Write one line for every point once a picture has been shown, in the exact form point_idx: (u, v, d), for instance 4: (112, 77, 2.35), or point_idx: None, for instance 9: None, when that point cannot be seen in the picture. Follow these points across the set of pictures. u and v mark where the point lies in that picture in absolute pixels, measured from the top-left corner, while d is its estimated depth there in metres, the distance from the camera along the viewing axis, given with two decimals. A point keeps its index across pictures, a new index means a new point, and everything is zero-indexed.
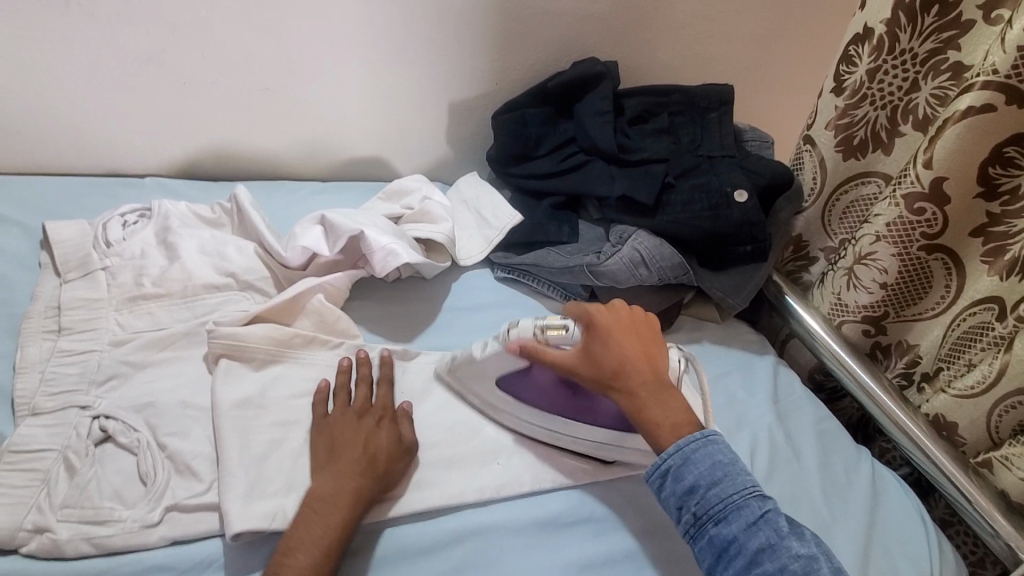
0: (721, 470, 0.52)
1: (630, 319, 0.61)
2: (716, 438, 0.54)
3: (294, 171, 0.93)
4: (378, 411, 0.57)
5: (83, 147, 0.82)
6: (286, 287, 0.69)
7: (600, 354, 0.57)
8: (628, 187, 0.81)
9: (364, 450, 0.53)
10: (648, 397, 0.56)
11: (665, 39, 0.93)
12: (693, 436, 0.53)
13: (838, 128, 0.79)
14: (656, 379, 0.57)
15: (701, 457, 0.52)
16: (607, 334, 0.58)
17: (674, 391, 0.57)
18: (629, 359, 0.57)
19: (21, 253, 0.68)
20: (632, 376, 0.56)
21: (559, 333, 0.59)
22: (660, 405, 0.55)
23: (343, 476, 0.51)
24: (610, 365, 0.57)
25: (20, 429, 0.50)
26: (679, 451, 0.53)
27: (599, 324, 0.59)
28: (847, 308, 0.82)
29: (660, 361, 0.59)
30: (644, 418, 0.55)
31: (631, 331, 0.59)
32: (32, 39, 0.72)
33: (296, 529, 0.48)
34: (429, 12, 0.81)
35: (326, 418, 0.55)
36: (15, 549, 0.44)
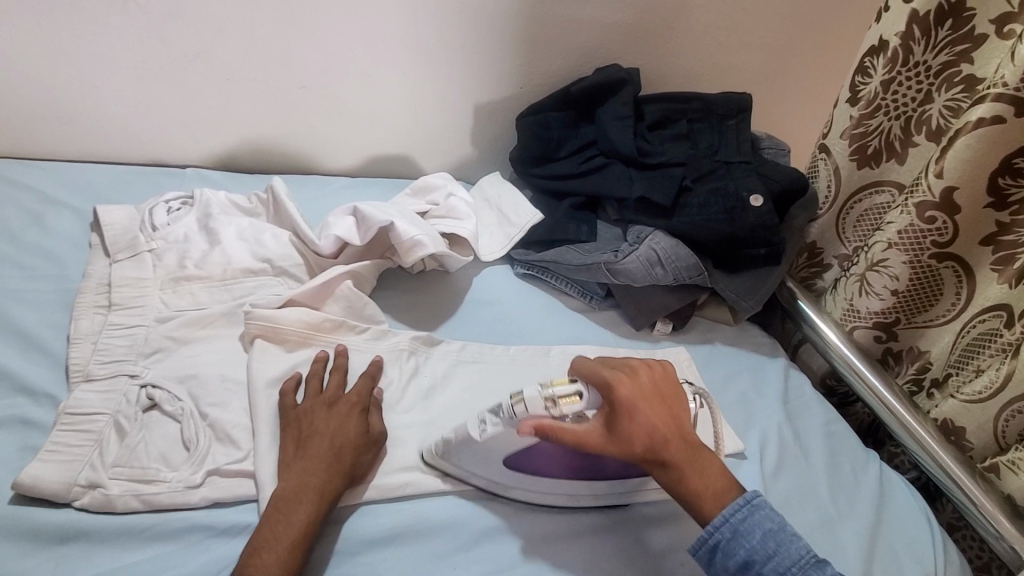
0: (773, 539, 0.52)
1: (649, 382, 0.57)
2: (759, 503, 0.54)
3: (325, 167, 0.97)
4: (349, 401, 0.57)
5: (130, 138, 0.86)
6: (318, 275, 0.73)
7: (629, 431, 0.54)
8: (646, 189, 0.84)
9: (329, 443, 0.53)
10: (686, 467, 0.54)
11: (686, 48, 0.96)
12: (735, 503, 0.53)
13: (853, 137, 0.82)
14: (687, 444, 0.55)
15: (750, 528, 0.52)
16: (632, 407, 0.54)
17: (707, 453, 0.56)
18: (660, 431, 0.54)
19: (72, 234, 0.72)
20: (668, 451, 0.54)
21: (574, 404, 0.54)
22: (699, 473, 0.54)
23: (309, 472, 0.51)
24: (642, 441, 0.53)
25: (75, 393, 0.53)
26: (725, 522, 0.53)
27: (621, 398, 0.54)
28: (858, 314, 0.83)
29: (685, 421, 0.57)
30: (685, 491, 0.54)
31: (654, 396, 0.56)
32: (89, 35, 0.76)
33: (263, 530, 0.48)
34: (459, 17, 0.85)
35: (294, 408, 0.56)
36: (69, 502, 0.48)
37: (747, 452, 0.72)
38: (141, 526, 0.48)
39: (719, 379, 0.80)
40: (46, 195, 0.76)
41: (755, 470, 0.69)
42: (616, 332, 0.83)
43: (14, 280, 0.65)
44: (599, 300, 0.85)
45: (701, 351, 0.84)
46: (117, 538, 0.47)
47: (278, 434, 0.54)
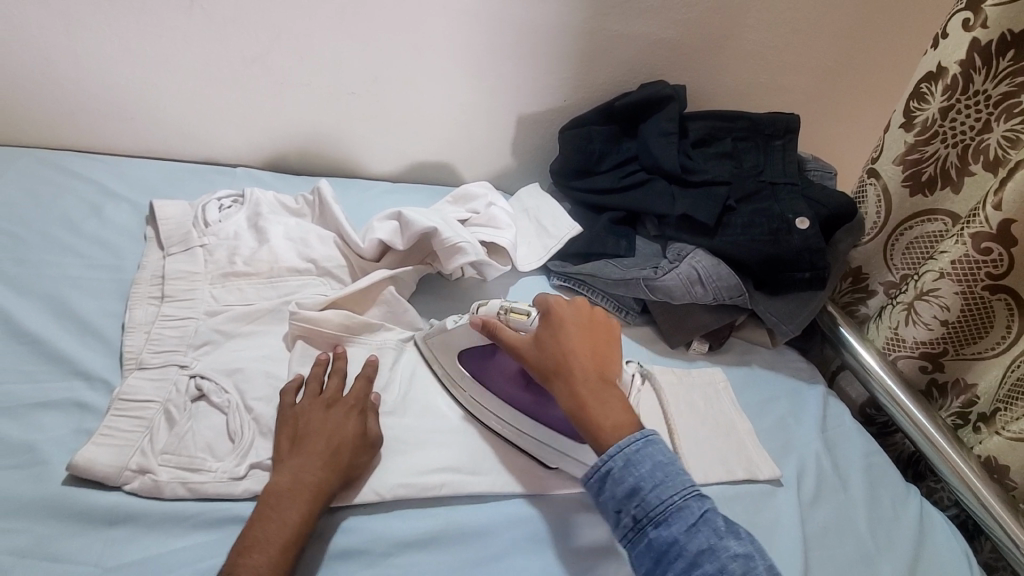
0: (662, 470, 0.50)
1: (586, 315, 0.61)
2: (655, 438, 0.52)
3: (368, 171, 0.99)
4: (345, 402, 0.57)
5: (186, 136, 0.89)
6: (359, 277, 0.74)
7: (549, 344, 0.58)
8: (689, 207, 0.83)
9: (326, 442, 0.53)
10: (588, 393, 0.55)
11: (733, 67, 0.95)
12: (632, 435, 0.52)
13: (906, 163, 0.80)
14: (601, 379, 0.56)
15: (642, 458, 0.51)
16: (561, 325, 0.59)
17: (617, 392, 0.56)
18: (576, 352, 0.57)
19: (129, 226, 0.74)
20: (577, 375, 0.56)
21: (521, 318, 0.61)
22: (601, 402, 0.54)
23: (303, 473, 0.50)
24: (557, 357, 0.57)
25: (129, 379, 0.55)
26: (619, 451, 0.51)
27: (556, 316, 0.60)
28: (903, 343, 0.81)
29: (608, 359, 0.59)
30: (583, 416, 0.54)
31: (586, 325, 0.60)
32: (156, 37, 0.80)
33: (250, 528, 0.47)
34: (508, 29, 0.86)
35: (292, 408, 0.55)
36: (120, 486, 0.49)
37: (782, 478, 0.70)
38: (187, 513, 0.49)
39: (755, 403, 0.79)
40: (104, 187, 0.79)
41: (792, 499, 0.68)
42: (650, 348, 0.83)
43: (73, 267, 0.67)
44: (634, 316, 0.84)
45: (736, 373, 0.82)
46: (163, 524, 0.48)
47: (274, 434, 0.54)
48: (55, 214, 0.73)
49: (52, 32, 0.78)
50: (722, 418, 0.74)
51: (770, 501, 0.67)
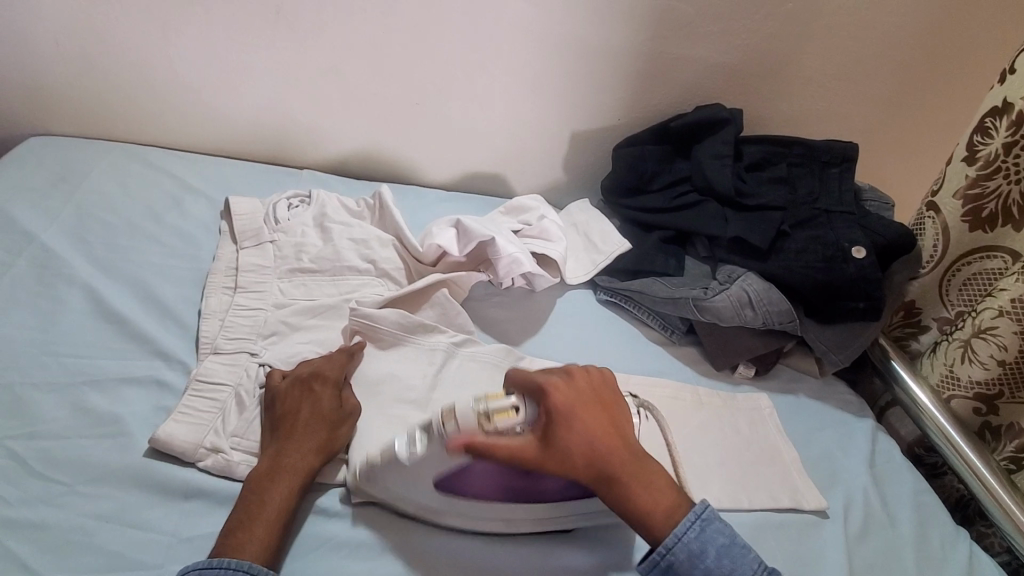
0: (727, 556, 0.51)
1: (587, 387, 0.57)
2: (712, 517, 0.53)
3: (425, 180, 1.03)
4: (319, 379, 0.58)
5: (260, 138, 0.95)
6: (415, 280, 0.77)
7: (567, 440, 0.52)
8: (742, 230, 0.84)
9: (302, 425, 0.54)
10: (632, 480, 0.53)
11: (791, 93, 0.95)
12: (686, 518, 0.52)
13: (966, 198, 0.79)
14: (633, 456, 0.54)
15: (705, 546, 0.51)
16: (567, 412, 0.54)
17: (651, 465, 0.55)
18: (602, 438, 0.54)
19: (206, 219, 0.79)
20: (615, 463, 0.53)
21: (509, 417, 0.53)
22: (647, 487, 0.53)
23: (285, 453, 0.52)
24: (585, 452, 0.52)
25: (205, 363, 0.59)
26: (677, 542, 0.51)
27: (561, 402, 0.54)
28: (958, 382, 0.79)
29: (627, 429, 0.56)
30: (632, 506, 0.52)
31: (596, 401, 0.56)
32: (242, 45, 0.85)
33: (236, 512, 0.49)
34: (570, 49, 0.89)
35: (272, 392, 0.56)
36: (194, 462, 0.52)
37: (829, 510, 0.69)
38: None
39: (801, 432, 0.78)
40: (184, 182, 0.84)
41: (838, 533, 0.67)
42: (695, 369, 0.82)
43: (155, 255, 0.72)
44: (679, 335, 0.85)
45: (783, 400, 0.81)
46: (230, 501, 0.51)
47: (262, 417, 0.56)
48: (141, 205, 0.78)
49: (152, 37, 0.84)
50: (768, 445, 0.73)
51: (815, 532, 0.66)
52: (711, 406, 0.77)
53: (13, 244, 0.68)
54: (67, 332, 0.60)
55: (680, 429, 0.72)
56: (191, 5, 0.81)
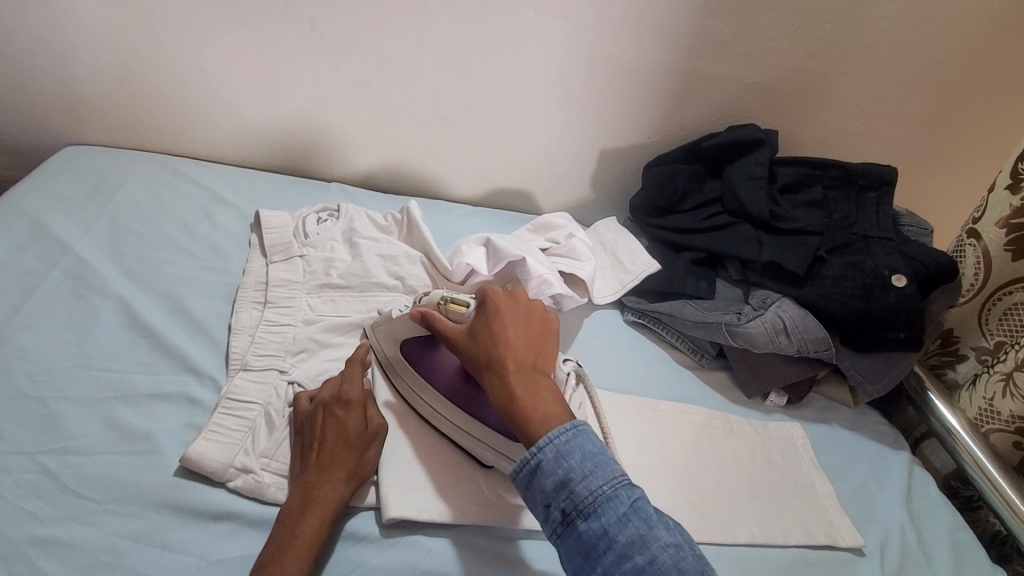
0: (592, 460, 0.48)
1: (531, 308, 0.59)
2: (586, 428, 0.50)
3: (451, 194, 1.02)
4: (345, 401, 0.56)
5: (289, 150, 0.96)
6: (442, 298, 0.76)
7: (485, 335, 0.56)
8: (777, 254, 0.82)
9: (330, 452, 0.52)
10: (517, 381, 0.53)
11: (826, 115, 0.94)
12: (562, 426, 0.50)
13: (1010, 226, 0.76)
14: (536, 374, 0.54)
15: (572, 451, 0.48)
16: (496, 314, 0.57)
17: (548, 382, 0.54)
18: (511, 342, 0.55)
19: (236, 231, 0.80)
20: (512, 367, 0.54)
21: (460, 311, 0.59)
22: (532, 394, 0.52)
23: (314, 483, 0.51)
24: (493, 347, 0.55)
25: (235, 380, 0.59)
26: (547, 443, 0.49)
27: (494, 305, 0.58)
28: (997, 415, 0.77)
29: (546, 351, 0.57)
30: (511, 404, 0.52)
31: (523, 316, 0.58)
32: (276, 60, 0.86)
33: (270, 546, 0.48)
34: (601, 67, 0.88)
35: (300, 419, 0.56)
36: (224, 483, 0.52)
37: (865, 547, 0.66)
38: None
39: (835, 464, 0.75)
40: (214, 193, 0.84)
41: (876, 573, 0.64)
42: (724, 395, 0.81)
43: (186, 267, 0.72)
44: (709, 360, 0.83)
45: (816, 429, 0.79)
46: (261, 525, 0.51)
47: (291, 442, 0.55)
48: (172, 216, 0.79)
49: (186, 49, 0.85)
50: (800, 477, 0.71)
51: (851, 570, 0.64)
52: (742, 435, 0.75)
53: (47, 254, 0.69)
54: (100, 344, 0.60)
55: (710, 459, 0.70)
56: (226, 19, 0.82)
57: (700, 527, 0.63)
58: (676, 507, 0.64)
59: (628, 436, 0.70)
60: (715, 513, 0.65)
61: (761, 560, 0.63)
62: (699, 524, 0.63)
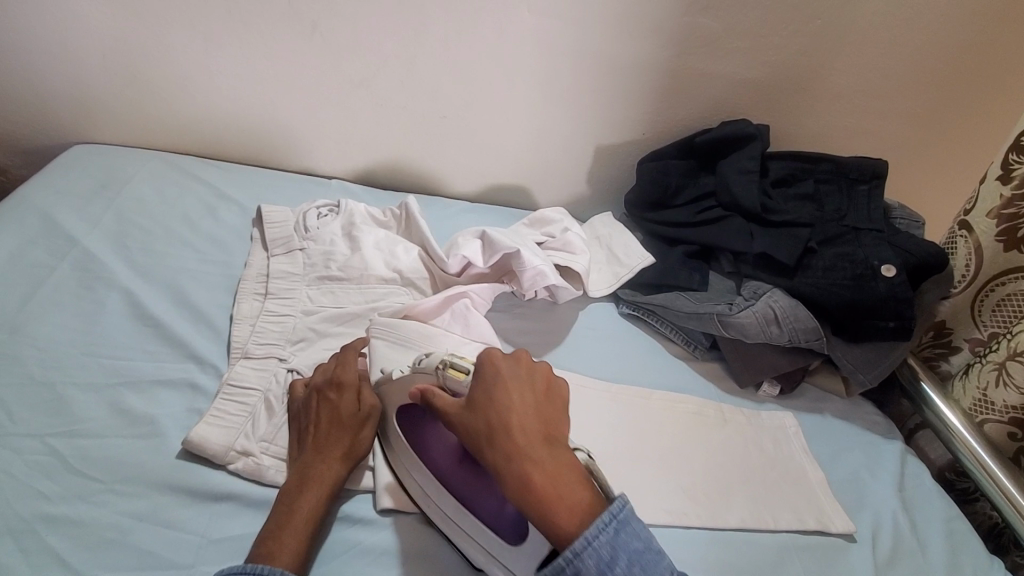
0: (638, 563, 0.44)
1: (536, 375, 0.55)
2: (627, 518, 0.45)
3: (450, 191, 1.04)
4: (339, 385, 0.58)
5: (290, 148, 0.98)
6: (440, 290, 0.78)
7: (491, 410, 0.51)
8: (768, 246, 0.83)
9: (325, 434, 0.54)
10: (533, 463, 0.47)
11: (819, 109, 0.95)
12: (598, 521, 0.44)
13: (1001, 217, 0.77)
14: (551, 448, 0.49)
15: (617, 554, 0.43)
16: (500, 385, 0.52)
17: (566, 456, 0.49)
18: (518, 415, 0.50)
19: (238, 226, 0.81)
20: (526, 445, 0.48)
21: (458, 378, 0.54)
22: (554, 478, 0.46)
23: (310, 464, 0.52)
24: (500, 421, 0.50)
25: (236, 367, 0.60)
26: (586, 547, 0.43)
27: (496, 373, 0.53)
28: (991, 406, 0.77)
29: (556, 422, 0.52)
30: (529, 492, 0.46)
31: (527, 383, 0.53)
32: (278, 59, 0.88)
33: (268, 523, 0.49)
34: (596, 64, 0.90)
35: (296, 404, 0.57)
36: (224, 465, 0.54)
37: (857, 533, 0.67)
38: None
39: (827, 452, 0.76)
40: (218, 190, 0.86)
41: (867, 558, 0.65)
42: (718, 385, 0.82)
43: (189, 260, 0.74)
44: (702, 351, 0.84)
45: (809, 418, 0.80)
46: (261, 505, 0.52)
47: (288, 426, 0.57)
48: (176, 212, 0.81)
49: (190, 50, 0.87)
50: (792, 465, 0.72)
51: (842, 555, 0.65)
52: (734, 424, 0.76)
53: (56, 247, 0.71)
54: (106, 333, 0.62)
55: (702, 447, 0.71)
56: (228, 20, 0.84)
57: (691, 511, 0.64)
58: (669, 492, 0.65)
59: (622, 426, 0.71)
60: (707, 499, 0.66)
61: (753, 544, 0.64)
62: (691, 509, 0.64)
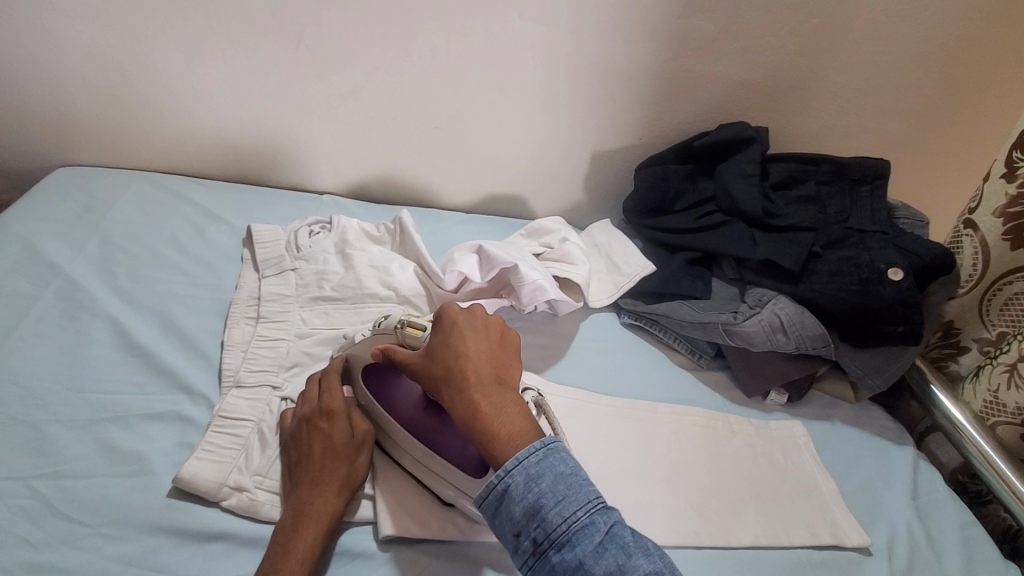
0: (565, 483, 0.45)
1: (487, 322, 0.57)
2: (558, 446, 0.47)
3: (444, 202, 1.02)
4: (331, 413, 0.56)
5: (280, 164, 0.96)
6: (437, 306, 0.75)
7: (443, 353, 0.53)
8: (772, 251, 0.81)
9: (320, 465, 0.52)
10: (480, 396, 0.50)
11: (818, 109, 0.93)
12: (531, 445, 0.47)
13: (1007, 216, 0.76)
14: (498, 386, 0.51)
15: (542, 473, 0.45)
16: (454, 331, 0.54)
17: (513, 394, 0.51)
18: (470, 359, 0.52)
19: (228, 247, 0.79)
20: (475, 382, 0.51)
21: (416, 334, 0.57)
22: (496, 409, 0.49)
23: (306, 499, 0.50)
24: (451, 363, 0.52)
25: (227, 398, 0.58)
26: (516, 465, 0.46)
27: (450, 322, 0.55)
28: (1003, 408, 0.75)
29: (507, 365, 0.54)
30: (474, 422, 0.49)
31: (481, 330, 0.55)
32: (263, 73, 0.86)
33: (264, 565, 0.47)
34: (589, 70, 0.88)
35: (287, 435, 0.55)
36: (217, 502, 0.52)
37: (872, 546, 0.65)
38: None
39: (838, 461, 0.74)
40: (207, 209, 0.84)
41: (884, 572, 0.63)
42: (723, 395, 0.80)
43: (179, 285, 0.72)
44: (707, 360, 0.83)
45: (818, 426, 0.78)
46: (256, 543, 0.50)
47: (281, 458, 0.55)
48: (165, 234, 0.79)
49: (175, 67, 0.85)
50: (802, 475, 0.71)
51: (858, 570, 0.63)
52: (742, 434, 0.74)
53: (41, 276, 0.69)
54: (93, 366, 0.60)
55: (711, 462, 0.70)
56: (213, 36, 0.82)
57: (702, 530, 0.62)
58: (679, 511, 0.63)
59: (628, 442, 0.69)
60: (717, 516, 0.64)
61: (766, 562, 0.62)
62: (702, 527, 0.62)
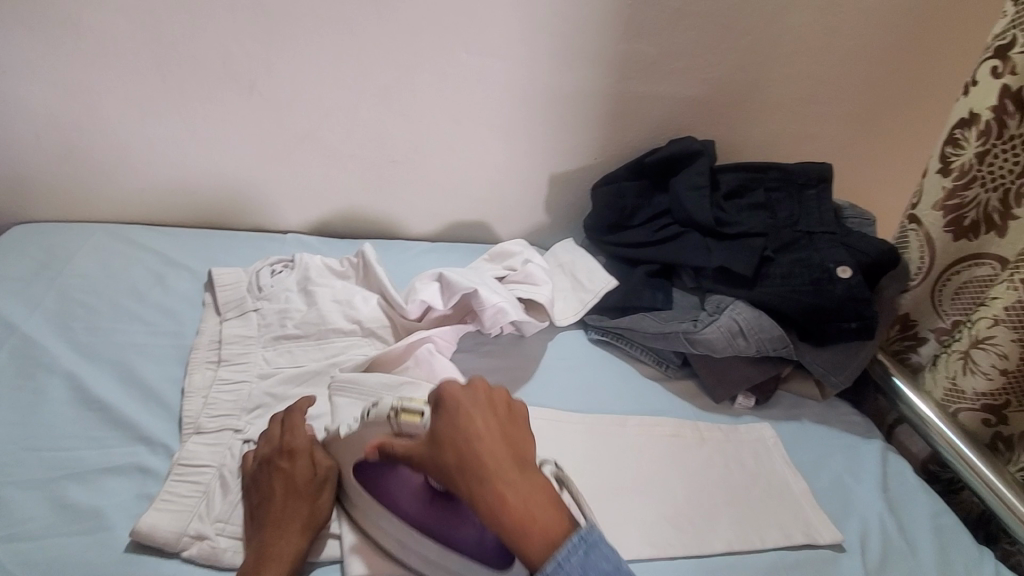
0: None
1: (489, 397, 0.53)
2: (597, 540, 0.47)
3: (408, 232, 1.03)
4: (292, 452, 0.55)
5: (240, 207, 0.96)
6: (402, 336, 0.76)
7: (450, 440, 0.50)
8: (725, 259, 0.84)
9: (282, 505, 0.52)
10: (508, 490, 0.48)
11: (760, 120, 0.97)
12: (569, 543, 0.46)
13: (946, 209, 0.78)
14: (520, 470, 0.49)
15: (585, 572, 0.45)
16: (459, 415, 0.51)
17: (539, 478, 0.50)
18: (485, 443, 0.50)
19: (189, 293, 0.79)
20: (497, 475, 0.48)
21: (414, 421, 0.52)
22: (527, 503, 0.47)
23: (269, 541, 0.50)
24: (463, 454, 0.49)
25: (187, 445, 0.58)
26: (558, 569, 0.45)
27: (451, 403, 0.52)
28: (963, 395, 0.77)
29: (522, 443, 0.52)
30: (501, 516, 0.47)
31: (486, 404, 0.53)
32: (221, 120, 0.87)
33: None
34: (539, 97, 0.91)
35: (247, 479, 0.55)
36: (178, 552, 0.51)
37: (846, 543, 0.66)
38: None
39: (809, 461, 0.75)
40: (167, 257, 0.84)
41: (859, 567, 0.64)
42: (693, 403, 0.81)
43: (138, 335, 0.72)
44: (675, 369, 0.84)
45: (787, 427, 0.79)
46: None
47: (243, 502, 0.54)
48: (124, 284, 0.78)
49: (129, 120, 0.86)
50: (773, 477, 0.71)
51: (833, 568, 0.63)
52: (712, 441, 0.75)
53: None
54: (48, 423, 0.59)
55: (682, 470, 0.70)
56: (165, 87, 0.84)
57: (677, 541, 0.62)
58: (653, 525, 0.63)
59: (599, 458, 0.70)
60: (692, 525, 0.64)
61: (741, 568, 0.62)
62: (676, 538, 0.63)
